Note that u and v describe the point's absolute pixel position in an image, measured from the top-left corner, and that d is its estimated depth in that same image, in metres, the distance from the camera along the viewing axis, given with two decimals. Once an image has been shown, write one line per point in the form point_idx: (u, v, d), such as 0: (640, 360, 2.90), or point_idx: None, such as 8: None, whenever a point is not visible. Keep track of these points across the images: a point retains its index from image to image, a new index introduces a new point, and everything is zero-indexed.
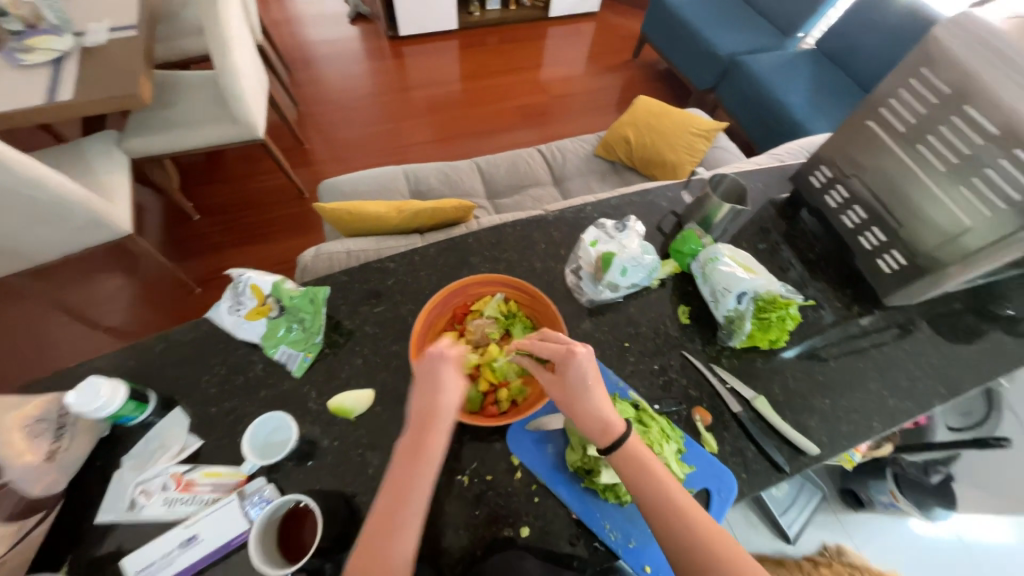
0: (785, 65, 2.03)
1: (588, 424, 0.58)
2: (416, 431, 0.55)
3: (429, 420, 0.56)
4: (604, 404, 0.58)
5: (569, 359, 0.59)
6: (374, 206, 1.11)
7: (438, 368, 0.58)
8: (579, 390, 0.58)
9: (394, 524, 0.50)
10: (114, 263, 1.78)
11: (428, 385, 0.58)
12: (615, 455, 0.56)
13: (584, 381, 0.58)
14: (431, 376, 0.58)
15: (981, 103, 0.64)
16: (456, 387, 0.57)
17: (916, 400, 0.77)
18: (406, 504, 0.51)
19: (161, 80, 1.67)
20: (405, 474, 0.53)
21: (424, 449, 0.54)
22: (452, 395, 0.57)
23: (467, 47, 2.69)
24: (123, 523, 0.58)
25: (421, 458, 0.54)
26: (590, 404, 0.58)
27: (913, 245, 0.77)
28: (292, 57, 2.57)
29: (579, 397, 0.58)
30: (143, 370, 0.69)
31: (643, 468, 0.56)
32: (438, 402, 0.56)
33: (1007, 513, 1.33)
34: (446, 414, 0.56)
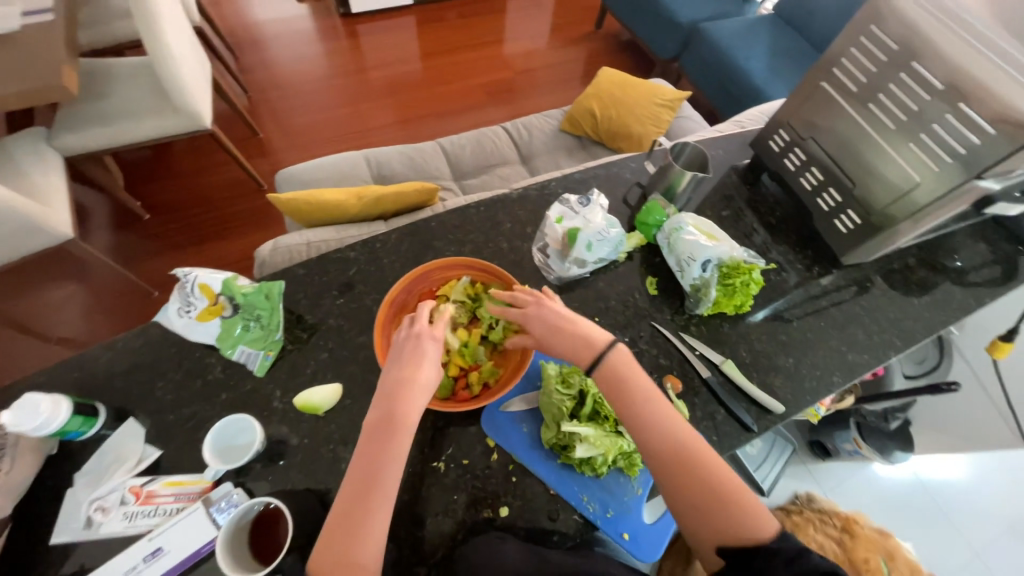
0: (745, 31, 2.03)
1: (575, 345, 0.62)
2: (388, 406, 0.55)
3: (401, 394, 0.56)
4: (581, 335, 0.63)
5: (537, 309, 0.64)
6: (334, 194, 1.06)
7: (424, 344, 0.59)
8: (554, 328, 0.63)
9: (369, 502, 0.50)
10: (60, 271, 1.66)
11: (408, 360, 0.58)
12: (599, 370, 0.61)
13: (553, 322, 0.63)
14: (415, 352, 0.58)
15: (928, 59, 0.65)
16: (435, 366, 0.59)
17: (873, 353, 0.81)
18: (380, 483, 0.51)
19: (89, 69, 1.54)
20: (380, 450, 0.53)
21: (400, 425, 0.54)
22: (434, 374, 0.58)
23: (424, 23, 2.58)
24: (82, 542, 0.56)
25: (394, 434, 0.54)
26: (568, 335, 0.62)
27: (867, 203, 0.79)
28: (236, 39, 2.41)
29: (555, 334, 0.63)
30: (90, 382, 0.65)
31: (626, 381, 0.60)
32: (415, 377, 0.57)
33: (964, 451, 1.41)
34: (420, 390, 0.57)
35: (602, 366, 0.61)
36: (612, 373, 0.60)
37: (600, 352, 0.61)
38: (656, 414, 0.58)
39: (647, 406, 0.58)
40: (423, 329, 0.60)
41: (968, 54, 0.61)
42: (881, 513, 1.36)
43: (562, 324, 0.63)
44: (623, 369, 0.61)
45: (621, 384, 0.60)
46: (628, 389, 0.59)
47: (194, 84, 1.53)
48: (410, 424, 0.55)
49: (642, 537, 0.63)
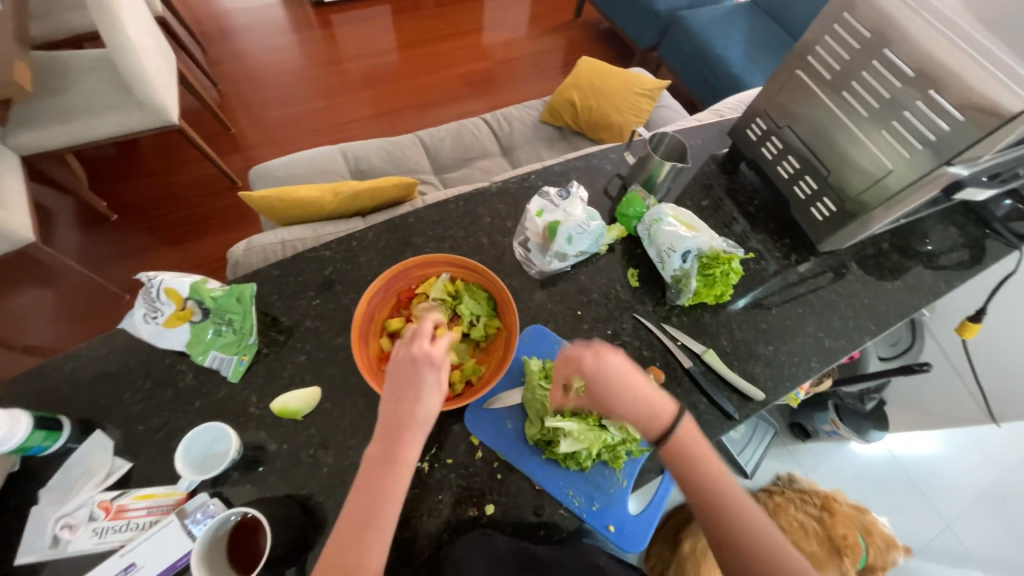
0: (722, 19, 2.03)
1: (639, 416, 0.58)
2: (388, 441, 0.53)
3: (400, 431, 0.53)
4: (644, 393, 0.58)
5: (596, 364, 0.58)
6: (309, 190, 1.03)
7: (423, 372, 0.55)
8: (616, 389, 0.57)
9: (364, 540, 0.49)
10: (23, 276, 1.59)
11: (408, 391, 0.55)
12: (666, 445, 0.57)
13: (616, 382, 0.57)
14: (416, 383, 0.55)
15: (899, 46, 0.66)
16: (436, 397, 0.55)
17: (848, 338, 0.82)
18: (374, 519, 0.50)
19: (43, 63, 1.46)
20: (377, 487, 0.51)
21: (397, 462, 0.52)
22: (434, 403, 0.55)
23: (400, 12, 2.51)
24: (49, 561, 0.53)
25: (392, 471, 0.52)
26: (632, 398, 0.57)
27: (842, 191, 0.80)
28: (203, 29, 2.31)
29: (615, 395, 0.57)
30: (53, 394, 0.62)
31: (693, 456, 0.57)
32: (416, 412, 0.54)
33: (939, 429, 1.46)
34: (421, 426, 0.54)
35: (671, 440, 0.57)
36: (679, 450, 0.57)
37: (667, 424, 0.57)
38: (724, 492, 0.56)
39: (716, 484, 0.56)
40: (421, 353, 0.55)
41: (937, 41, 0.62)
42: (858, 491, 1.42)
43: (625, 384, 0.58)
44: (689, 442, 0.58)
45: (688, 459, 0.57)
46: (697, 467, 0.57)
47: (158, 78, 1.46)
48: (408, 461, 0.53)
49: (628, 528, 0.64)
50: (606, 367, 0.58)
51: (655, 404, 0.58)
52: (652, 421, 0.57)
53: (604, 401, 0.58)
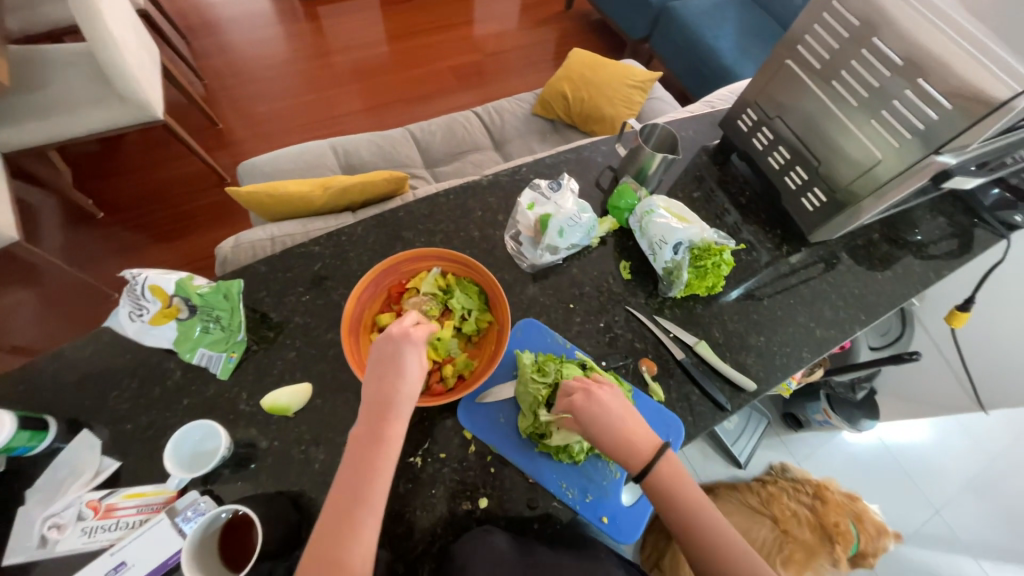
0: (714, 9, 2.02)
1: (622, 451, 0.58)
2: (374, 420, 0.54)
3: (386, 408, 0.54)
4: (628, 424, 0.59)
5: (580, 403, 0.59)
6: (297, 185, 1.02)
7: (404, 349, 0.56)
8: (601, 426, 0.58)
9: (356, 516, 0.49)
10: (7, 276, 1.56)
11: (389, 369, 0.56)
12: (649, 481, 0.58)
13: (601, 417, 0.58)
14: (398, 358, 0.56)
15: (887, 35, 0.65)
16: (418, 374, 0.56)
17: (839, 327, 0.83)
18: (364, 498, 0.50)
19: (22, 57, 1.42)
20: (365, 465, 0.51)
21: (384, 438, 0.53)
22: (417, 379, 0.56)
23: (389, 4, 2.48)
24: (37, 561, 0.53)
25: (379, 448, 0.52)
26: (619, 433, 0.58)
27: (832, 181, 0.80)
28: (187, 22, 2.27)
29: (602, 430, 0.58)
30: (38, 394, 0.61)
31: (677, 492, 0.58)
32: (398, 387, 0.55)
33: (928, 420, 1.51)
34: (405, 400, 0.55)
35: (652, 474, 0.58)
36: (661, 487, 0.58)
37: (649, 460, 0.58)
38: (712, 529, 0.56)
39: (700, 520, 0.56)
40: (403, 331, 0.57)
41: (926, 29, 0.62)
42: (851, 478, 1.45)
43: (615, 420, 0.59)
44: (672, 478, 0.58)
45: (671, 494, 0.58)
46: (682, 504, 0.57)
47: (141, 72, 1.43)
48: (393, 438, 0.53)
49: (621, 519, 0.64)
50: (591, 403, 0.59)
51: (640, 440, 0.59)
52: (638, 457, 0.58)
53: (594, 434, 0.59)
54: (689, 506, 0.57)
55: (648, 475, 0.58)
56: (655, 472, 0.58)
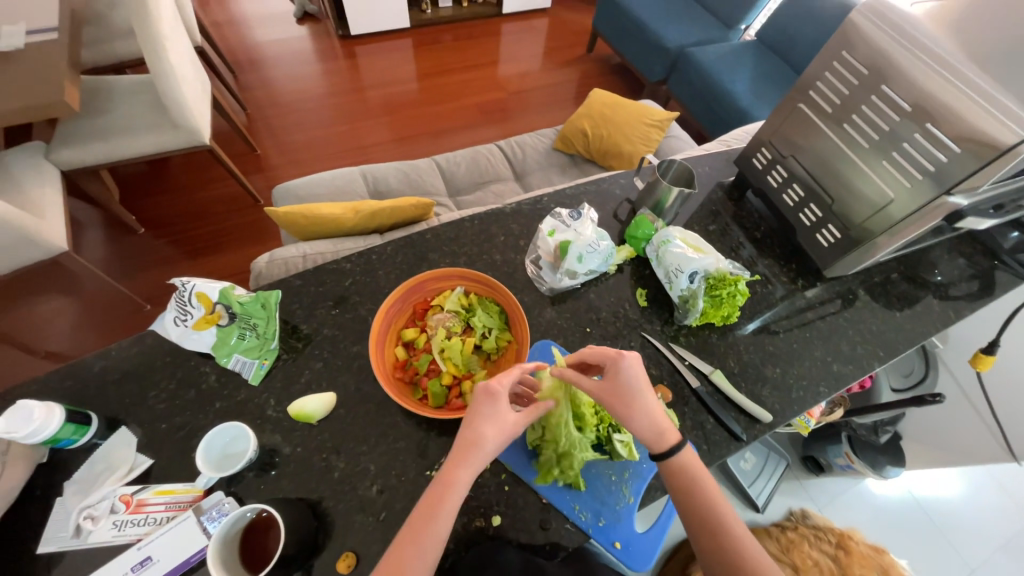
0: (730, 55, 2.12)
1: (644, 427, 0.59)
2: (448, 461, 0.53)
3: (461, 451, 0.53)
4: (656, 404, 0.59)
5: (626, 362, 0.59)
6: (330, 207, 1.09)
7: (496, 401, 0.55)
8: (630, 390, 0.59)
9: (414, 547, 0.49)
10: (51, 284, 1.65)
11: (475, 419, 0.55)
12: (668, 465, 0.58)
13: (635, 383, 0.59)
14: (483, 409, 0.55)
15: (895, 82, 0.69)
16: (498, 431, 0.54)
17: (857, 363, 0.83)
18: (426, 535, 0.50)
19: (90, 86, 1.56)
20: (430, 504, 0.51)
21: (449, 482, 0.52)
22: (507, 434, 0.55)
23: (422, 45, 2.66)
24: (69, 552, 0.55)
25: (443, 491, 0.52)
26: (649, 406, 0.59)
27: (847, 218, 0.82)
28: (236, 57, 2.47)
29: (629, 394, 0.58)
30: (82, 391, 0.65)
31: (698, 482, 0.58)
32: (475, 437, 0.54)
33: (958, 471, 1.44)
34: (484, 451, 0.53)
35: (676, 461, 0.58)
36: (679, 472, 0.58)
37: (670, 444, 0.58)
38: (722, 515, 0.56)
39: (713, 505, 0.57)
40: (499, 383, 0.56)
41: (932, 78, 0.65)
42: (877, 532, 1.38)
43: (644, 389, 0.59)
44: (689, 464, 0.58)
45: (687, 480, 0.58)
46: (699, 491, 0.57)
47: (194, 102, 1.56)
48: (459, 483, 0.52)
49: (634, 546, 0.63)
50: (635, 367, 0.59)
51: (664, 421, 0.59)
52: (659, 435, 0.58)
53: (623, 399, 0.59)
54: (705, 492, 0.57)
55: (668, 459, 0.58)
56: (674, 457, 0.58)
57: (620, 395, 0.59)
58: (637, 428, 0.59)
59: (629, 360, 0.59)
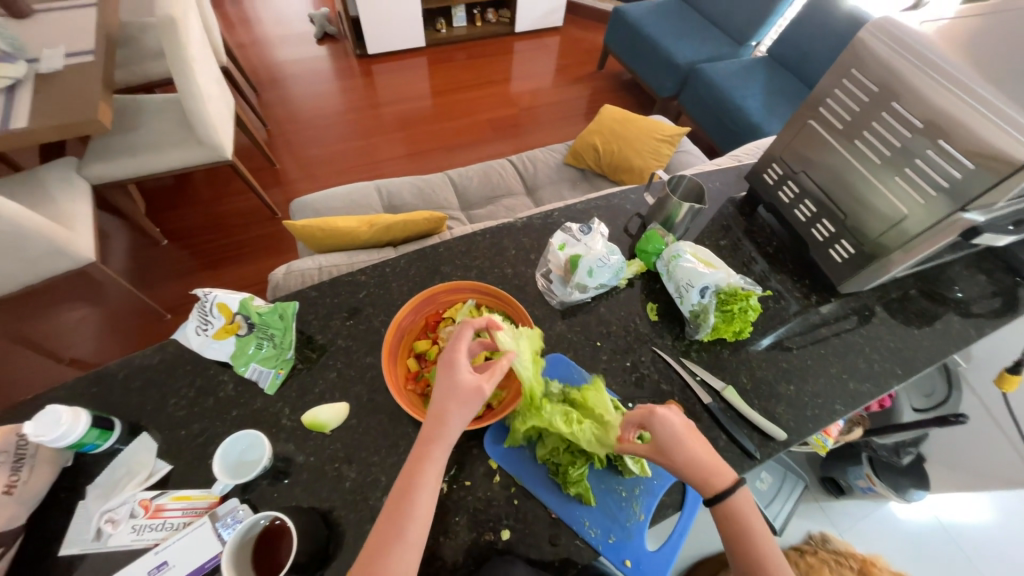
0: (741, 71, 2.14)
1: (692, 474, 0.58)
2: (420, 438, 0.55)
3: (432, 427, 0.55)
4: (702, 450, 0.59)
5: (658, 416, 0.60)
6: (346, 221, 1.12)
7: (456, 371, 0.57)
8: (676, 443, 0.58)
9: (399, 523, 0.51)
10: (76, 294, 1.71)
11: (443, 392, 0.57)
12: (718, 507, 0.58)
13: (677, 433, 0.59)
14: (445, 383, 0.57)
15: (905, 98, 0.70)
16: (463, 397, 0.56)
17: (874, 381, 0.81)
18: (405, 513, 0.51)
19: (122, 104, 1.64)
20: (407, 484, 0.53)
21: (425, 458, 0.54)
22: (473, 401, 0.56)
23: (436, 64, 2.74)
24: (90, 554, 0.56)
25: (417, 467, 0.54)
26: (694, 452, 0.59)
27: (860, 233, 0.82)
28: (259, 76, 2.56)
29: (676, 446, 0.58)
30: (106, 397, 0.67)
31: (747, 527, 0.57)
32: (443, 410, 0.56)
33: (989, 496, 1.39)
34: (452, 425, 0.55)
35: (728, 503, 0.58)
36: (732, 513, 0.58)
37: (726, 485, 0.58)
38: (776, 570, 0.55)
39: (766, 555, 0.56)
40: (456, 353, 0.59)
41: (942, 95, 0.66)
42: (904, 559, 1.33)
43: (683, 440, 0.59)
44: (746, 509, 0.58)
45: (739, 521, 0.58)
46: (747, 535, 0.57)
47: (218, 119, 1.62)
48: (433, 458, 0.54)
49: (644, 564, 0.62)
50: (676, 418, 0.60)
51: (713, 465, 0.59)
52: (707, 479, 0.58)
53: (667, 452, 0.59)
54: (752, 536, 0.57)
55: (718, 502, 0.58)
56: (729, 500, 0.57)
57: (661, 448, 0.59)
58: (686, 476, 0.59)
59: (663, 413, 0.60)
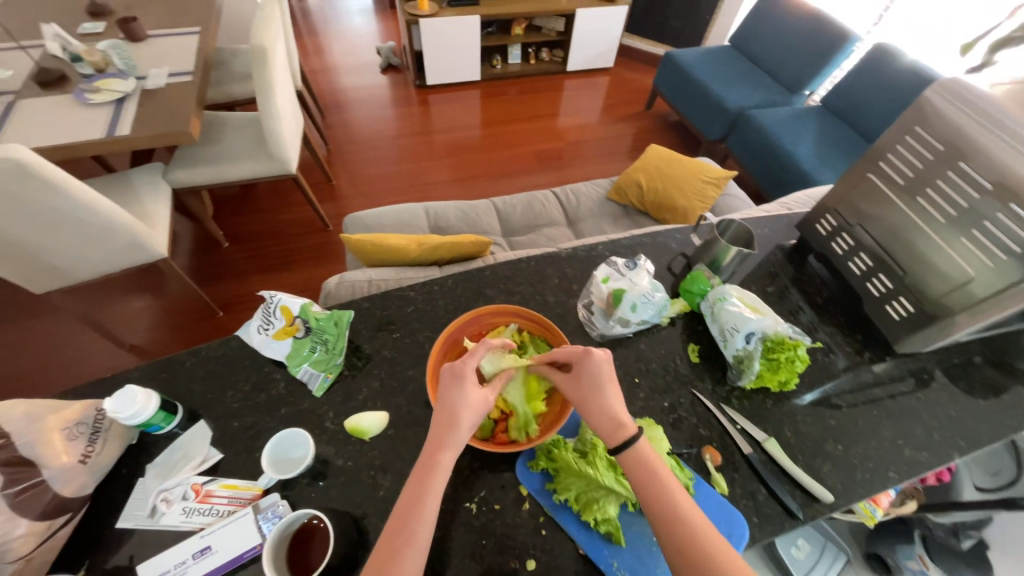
0: (792, 120, 2.13)
1: (600, 421, 0.61)
2: (427, 446, 0.57)
3: (442, 435, 0.57)
4: (618, 405, 0.62)
5: (591, 358, 0.64)
6: (396, 239, 1.18)
7: (465, 381, 0.61)
8: (598, 387, 0.63)
9: (406, 531, 0.51)
10: (143, 285, 1.85)
11: (452, 402, 0.59)
12: (625, 456, 0.58)
13: (604, 377, 0.63)
14: (455, 391, 0.60)
15: (974, 159, 0.68)
16: (474, 406, 0.60)
17: (933, 451, 0.76)
18: (412, 519, 0.52)
19: (208, 119, 1.83)
20: (416, 490, 0.54)
21: (434, 467, 0.55)
22: (481, 410, 0.60)
23: (489, 96, 2.88)
24: (142, 530, 0.60)
25: (427, 474, 0.55)
26: (611, 396, 0.62)
27: (920, 292, 0.79)
28: (326, 99, 2.78)
29: (594, 390, 0.63)
30: (173, 383, 0.73)
31: (651, 475, 0.57)
32: (452, 418, 0.58)
33: None
34: (462, 431, 0.58)
35: (630, 452, 0.58)
36: (636, 463, 0.58)
37: (628, 433, 0.59)
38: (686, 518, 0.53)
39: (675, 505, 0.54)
40: (466, 365, 0.62)
41: (1015, 157, 0.64)
42: None
43: (609, 382, 0.63)
44: (653, 467, 0.57)
45: (647, 480, 0.57)
46: (655, 486, 0.56)
47: (289, 137, 1.77)
48: (442, 466, 0.56)
49: None
50: (602, 364, 0.64)
51: (622, 413, 0.61)
52: (615, 424, 0.60)
53: (585, 394, 0.63)
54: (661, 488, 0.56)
55: (624, 450, 0.58)
56: (632, 447, 0.58)
57: (586, 390, 0.63)
58: (595, 421, 0.61)
59: (596, 356, 0.64)
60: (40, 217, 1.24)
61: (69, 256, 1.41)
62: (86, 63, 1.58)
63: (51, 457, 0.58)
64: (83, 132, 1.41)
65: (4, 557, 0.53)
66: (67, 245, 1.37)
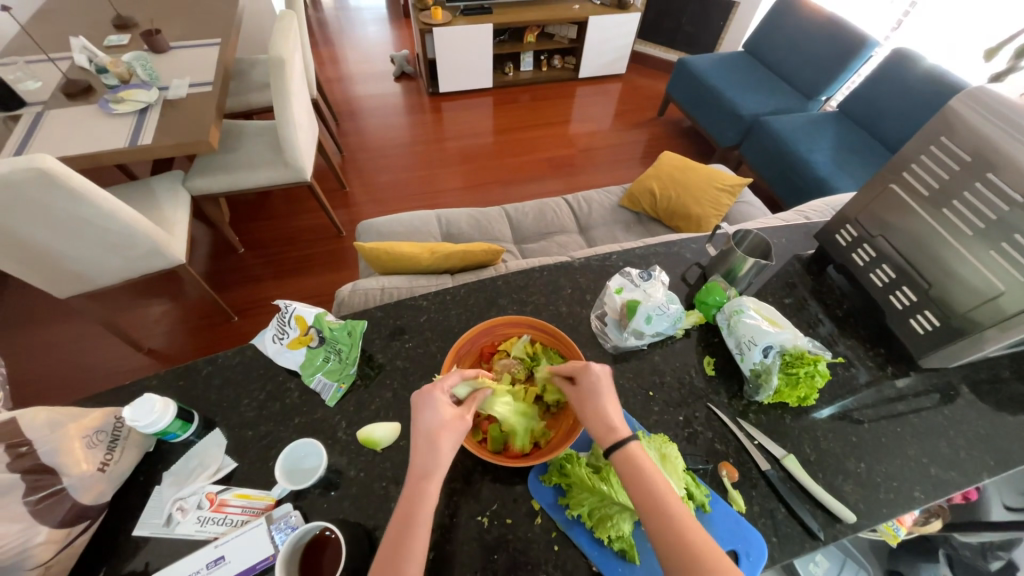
0: (808, 126, 2.10)
1: (596, 428, 0.60)
2: (414, 472, 0.56)
3: (421, 461, 0.57)
4: (616, 412, 0.62)
5: (591, 371, 0.64)
6: (409, 247, 1.18)
7: (437, 401, 0.61)
8: (596, 395, 0.63)
9: (397, 560, 0.51)
10: (161, 290, 1.89)
11: (429, 425, 0.59)
12: (619, 456, 0.57)
13: (599, 390, 0.63)
14: (427, 411, 0.60)
15: (1004, 171, 0.66)
16: (448, 426, 0.59)
17: (960, 470, 0.73)
18: (404, 547, 0.51)
19: (227, 128, 1.87)
20: (404, 517, 0.53)
21: (420, 495, 0.55)
22: (457, 429, 0.60)
23: (500, 104, 2.90)
24: (157, 538, 0.61)
25: (412, 503, 0.54)
26: (611, 408, 0.62)
27: (946, 306, 0.77)
28: (340, 107, 2.82)
29: (596, 398, 0.62)
30: (190, 390, 0.74)
31: (643, 474, 0.56)
32: (425, 437, 0.58)
33: None
34: (442, 453, 0.58)
35: (622, 453, 0.57)
36: (630, 463, 0.57)
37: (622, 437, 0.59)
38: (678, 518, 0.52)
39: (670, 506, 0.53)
40: (437, 387, 0.62)
41: None
42: None
43: (608, 394, 0.63)
44: (645, 462, 0.57)
45: (639, 474, 0.56)
46: (647, 488, 0.55)
47: (304, 147, 1.80)
48: (429, 495, 0.55)
49: None
50: (602, 377, 0.64)
51: (617, 418, 0.61)
52: (608, 431, 0.59)
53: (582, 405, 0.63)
54: (653, 489, 0.55)
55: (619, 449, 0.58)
56: (627, 448, 0.57)
57: (584, 400, 0.63)
58: (591, 426, 0.61)
59: (595, 370, 0.65)
60: (63, 225, 1.27)
61: (91, 262, 1.45)
62: (111, 75, 1.63)
63: (71, 465, 0.59)
64: (106, 141, 1.44)
65: (24, 563, 0.54)
66: (92, 251, 1.41)
